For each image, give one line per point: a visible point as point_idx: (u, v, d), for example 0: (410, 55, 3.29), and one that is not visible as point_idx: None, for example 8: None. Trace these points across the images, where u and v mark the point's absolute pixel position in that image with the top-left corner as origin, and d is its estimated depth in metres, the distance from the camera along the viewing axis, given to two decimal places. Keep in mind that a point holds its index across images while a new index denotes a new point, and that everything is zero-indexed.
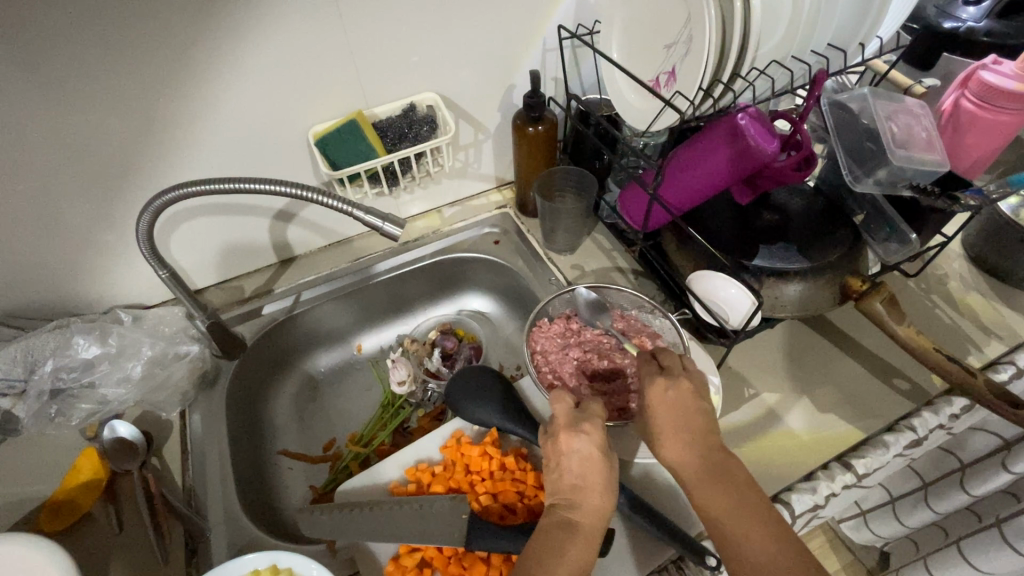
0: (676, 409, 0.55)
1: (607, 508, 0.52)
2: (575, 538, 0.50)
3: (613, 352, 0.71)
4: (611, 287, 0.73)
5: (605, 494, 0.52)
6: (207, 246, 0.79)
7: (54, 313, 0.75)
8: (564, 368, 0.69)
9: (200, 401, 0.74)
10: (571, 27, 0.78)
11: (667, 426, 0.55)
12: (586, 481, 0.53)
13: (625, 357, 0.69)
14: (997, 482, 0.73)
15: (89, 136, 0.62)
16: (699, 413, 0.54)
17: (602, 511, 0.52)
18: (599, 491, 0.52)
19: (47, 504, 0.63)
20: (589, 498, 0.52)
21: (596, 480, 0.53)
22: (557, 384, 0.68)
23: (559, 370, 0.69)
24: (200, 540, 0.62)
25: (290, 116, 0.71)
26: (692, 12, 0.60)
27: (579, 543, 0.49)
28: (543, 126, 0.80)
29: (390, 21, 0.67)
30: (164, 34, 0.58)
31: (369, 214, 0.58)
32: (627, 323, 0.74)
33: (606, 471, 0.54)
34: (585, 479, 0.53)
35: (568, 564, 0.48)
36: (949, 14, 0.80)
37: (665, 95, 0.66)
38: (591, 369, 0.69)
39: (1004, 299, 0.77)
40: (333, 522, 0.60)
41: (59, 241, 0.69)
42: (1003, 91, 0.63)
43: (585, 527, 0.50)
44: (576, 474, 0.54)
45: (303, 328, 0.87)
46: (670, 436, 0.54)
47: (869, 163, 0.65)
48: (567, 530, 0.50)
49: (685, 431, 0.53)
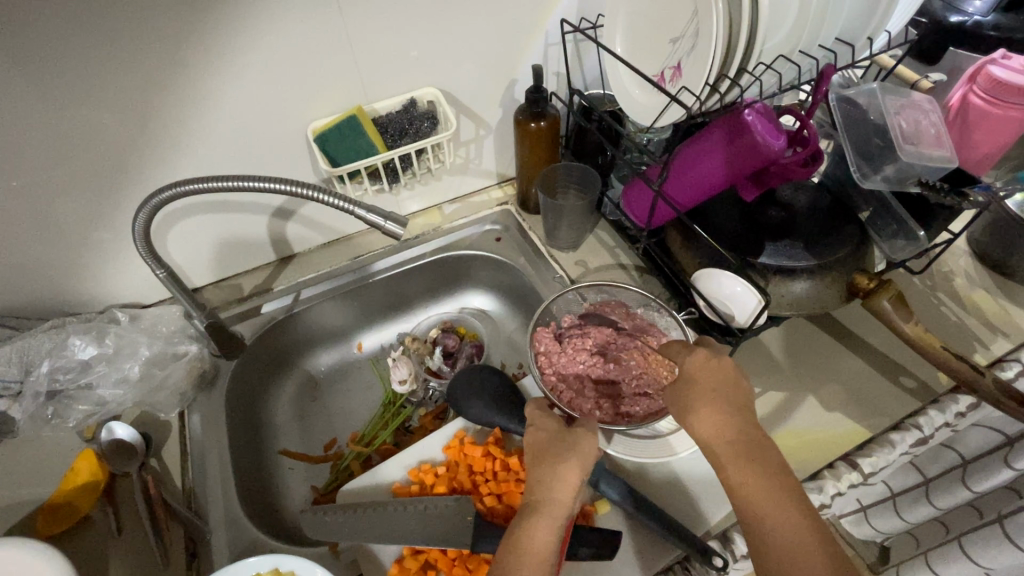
0: (715, 387, 0.53)
1: (575, 480, 0.52)
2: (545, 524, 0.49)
3: (621, 349, 0.70)
4: (619, 285, 0.73)
5: (575, 470, 0.53)
6: (203, 243, 0.78)
7: (50, 312, 0.74)
8: (570, 370, 0.68)
9: (199, 401, 0.73)
10: (574, 21, 0.76)
11: (708, 404, 0.52)
12: (551, 464, 0.53)
13: (633, 354, 0.69)
14: (999, 478, 0.72)
15: (83, 131, 0.60)
16: (736, 395, 0.52)
17: (566, 490, 0.51)
18: (558, 465, 0.53)
19: (44, 507, 0.62)
20: (557, 477, 0.52)
21: (568, 461, 0.53)
22: (562, 386, 0.67)
23: (564, 371, 0.68)
24: (200, 543, 0.61)
25: (288, 112, 0.70)
26: (699, 5, 0.59)
27: (546, 527, 0.49)
28: (545, 122, 0.79)
29: (389, 15, 0.66)
30: (160, 29, 0.57)
31: (370, 212, 0.57)
32: (634, 322, 0.73)
33: (566, 452, 0.54)
34: (543, 461, 0.54)
35: (538, 551, 0.48)
36: (956, 7, 0.78)
37: (671, 90, 0.65)
38: (596, 372, 0.69)
39: (1009, 295, 0.77)
40: (336, 524, 0.58)
41: (54, 239, 0.67)
42: (1009, 85, 0.63)
43: (547, 508, 0.50)
44: (542, 460, 0.54)
45: (303, 326, 0.86)
46: (706, 414, 0.51)
47: (877, 159, 0.65)
48: (529, 509, 0.51)
49: (721, 401, 0.52)
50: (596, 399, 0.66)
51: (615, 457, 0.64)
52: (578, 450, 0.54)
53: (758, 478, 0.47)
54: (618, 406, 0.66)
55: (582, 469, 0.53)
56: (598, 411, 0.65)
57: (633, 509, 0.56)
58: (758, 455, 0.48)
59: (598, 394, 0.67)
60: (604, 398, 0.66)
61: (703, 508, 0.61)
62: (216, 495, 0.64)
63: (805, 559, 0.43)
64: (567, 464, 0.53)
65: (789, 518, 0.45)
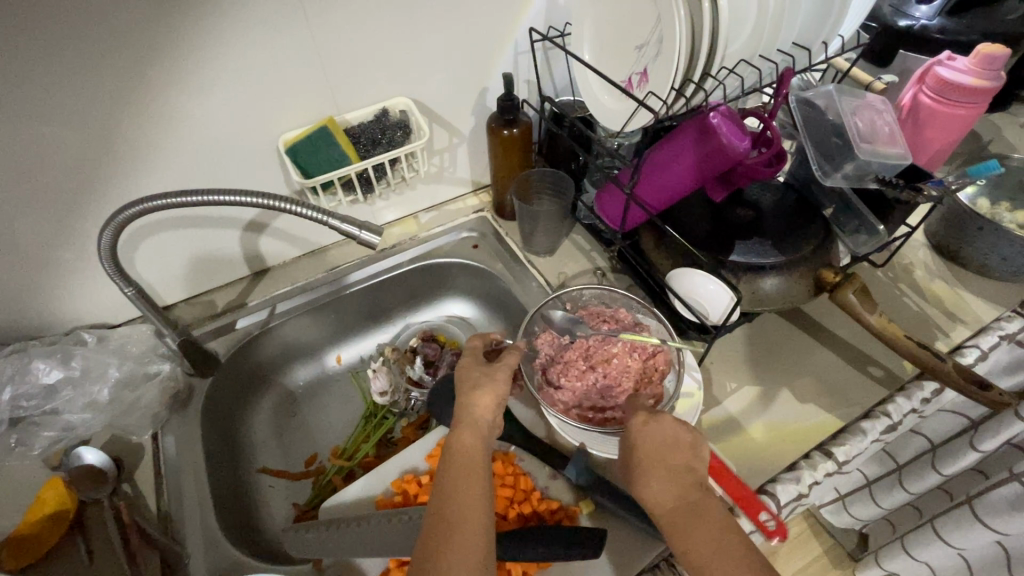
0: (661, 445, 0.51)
1: (494, 404, 0.56)
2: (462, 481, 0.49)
3: (604, 345, 0.68)
4: (570, 288, 0.73)
5: (492, 388, 0.56)
6: (174, 259, 0.76)
7: (11, 336, 0.71)
8: (588, 396, 0.65)
9: (172, 422, 0.70)
10: (542, 29, 0.77)
11: (653, 467, 0.50)
12: (468, 425, 0.54)
13: (617, 346, 0.67)
14: (966, 461, 0.75)
15: (43, 146, 0.59)
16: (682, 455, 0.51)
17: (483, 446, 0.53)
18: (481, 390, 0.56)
19: (7, 541, 0.58)
20: (471, 400, 0.55)
21: (478, 403, 0.55)
22: (598, 413, 0.64)
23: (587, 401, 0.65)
24: (178, 567, 0.59)
25: (259, 124, 0.69)
26: (661, 12, 0.60)
27: (469, 436, 0.53)
28: (517, 129, 0.80)
29: (356, 25, 0.66)
30: (122, 40, 0.55)
31: (345, 222, 0.57)
32: (595, 314, 0.72)
33: (495, 387, 0.57)
34: (469, 402, 0.55)
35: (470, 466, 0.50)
36: (904, 12, 0.82)
37: (638, 95, 0.67)
38: (606, 376, 0.66)
39: (967, 285, 0.80)
40: (319, 541, 0.57)
41: (15, 259, 0.65)
42: (958, 86, 0.67)
43: (472, 424, 0.54)
44: (458, 418, 0.55)
45: (278, 341, 0.84)
46: (653, 483, 0.49)
47: (836, 158, 0.67)
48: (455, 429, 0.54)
49: (664, 464, 0.50)
50: (595, 402, 0.65)
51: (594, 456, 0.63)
52: (492, 375, 0.58)
53: (709, 543, 0.44)
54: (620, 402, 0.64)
55: (500, 388, 0.57)
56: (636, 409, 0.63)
57: (617, 505, 0.56)
58: (703, 520, 0.46)
59: (594, 397, 0.65)
60: (602, 399, 0.65)
61: None
62: (193, 516, 0.62)
63: None
64: (487, 418, 0.55)
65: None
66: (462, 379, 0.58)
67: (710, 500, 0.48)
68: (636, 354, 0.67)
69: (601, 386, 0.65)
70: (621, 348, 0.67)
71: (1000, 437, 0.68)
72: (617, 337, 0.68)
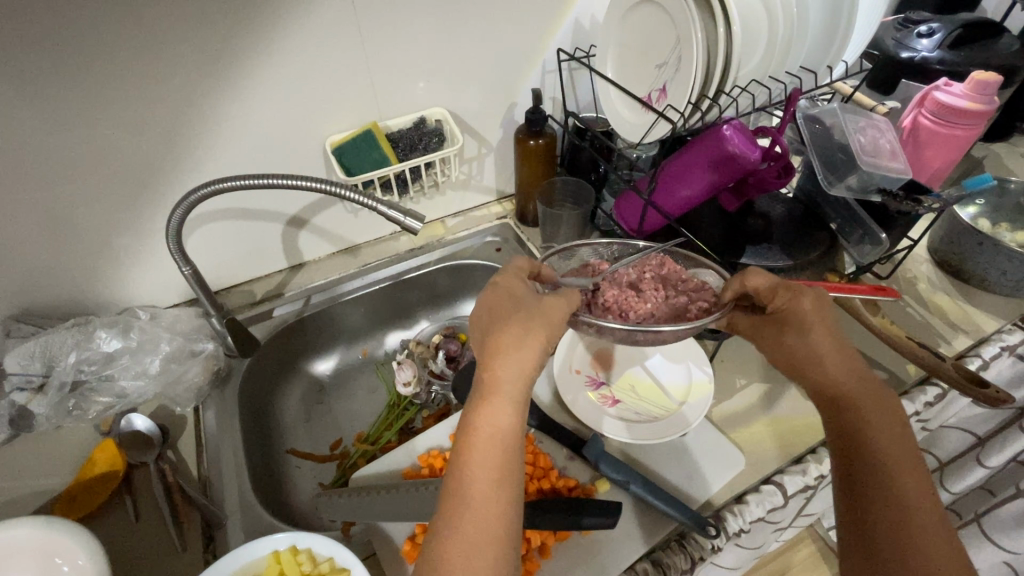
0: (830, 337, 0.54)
1: (530, 368, 0.48)
2: (489, 464, 0.44)
3: (622, 275, 0.62)
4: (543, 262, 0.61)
5: (528, 351, 0.48)
6: (224, 249, 0.82)
7: (72, 312, 0.77)
8: (664, 306, 0.59)
9: (213, 397, 0.75)
10: (569, 49, 0.85)
11: (825, 355, 0.53)
12: (502, 394, 0.47)
13: (629, 269, 0.63)
14: (976, 475, 0.84)
15: (124, 135, 0.66)
16: (855, 361, 0.53)
17: (514, 420, 0.46)
18: (515, 351, 0.48)
19: (62, 495, 0.64)
20: (504, 363, 0.48)
21: (511, 368, 0.48)
22: (691, 313, 0.59)
23: (672, 311, 0.59)
24: (217, 528, 0.63)
25: (310, 126, 0.76)
26: (680, 35, 0.67)
27: (501, 408, 0.46)
28: (542, 139, 0.87)
29: (404, 41, 0.73)
30: (199, 43, 0.63)
31: (392, 209, 0.63)
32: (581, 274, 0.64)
33: (534, 350, 0.49)
34: (500, 365, 0.48)
35: (502, 445, 0.45)
36: (907, 45, 0.89)
37: (657, 109, 0.73)
38: (654, 287, 0.61)
39: (969, 299, 0.84)
40: (351, 505, 0.61)
41: (86, 239, 0.72)
42: (954, 109, 0.73)
43: (506, 393, 0.47)
44: (490, 383, 0.48)
45: (310, 330, 0.89)
46: (830, 362, 0.53)
47: (841, 170, 0.72)
48: (479, 395, 0.47)
49: (838, 354, 0.53)
50: (676, 309, 0.59)
51: (608, 438, 0.68)
52: (528, 329, 0.49)
53: (882, 424, 0.49)
54: (690, 300, 0.60)
55: (536, 350, 0.49)
56: (704, 296, 0.61)
57: (629, 482, 0.60)
58: (876, 404, 0.50)
59: (670, 306, 0.59)
60: (674, 307, 0.60)
61: (691, 486, 0.64)
62: (230, 483, 0.66)
63: (906, 485, 0.46)
64: (519, 387, 0.48)
65: (905, 487, 0.46)
66: (495, 327, 0.50)
67: (881, 392, 0.51)
68: (650, 268, 0.64)
69: (661, 295, 0.60)
70: (637, 272, 0.63)
71: (1005, 453, 0.78)
72: (624, 265, 0.63)
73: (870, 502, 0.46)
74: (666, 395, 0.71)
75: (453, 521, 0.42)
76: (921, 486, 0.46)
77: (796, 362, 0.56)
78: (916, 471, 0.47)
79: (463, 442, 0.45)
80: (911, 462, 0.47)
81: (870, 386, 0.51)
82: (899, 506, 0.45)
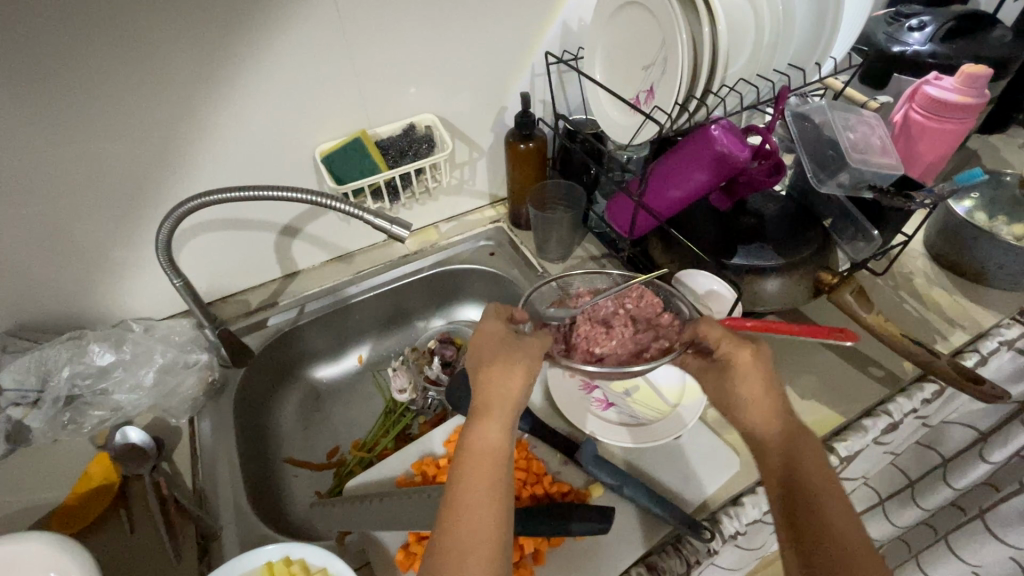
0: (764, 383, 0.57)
1: (524, 388, 0.50)
2: (483, 477, 0.45)
3: (598, 308, 0.66)
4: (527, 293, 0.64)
5: (522, 374, 0.50)
6: (216, 260, 0.82)
7: (66, 326, 0.78)
8: (629, 345, 0.64)
9: (208, 408, 0.75)
10: (557, 52, 0.85)
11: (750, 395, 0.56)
12: (496, 414, 0.48)
13: (609, 301, 0.66)
14: (979, 470, 0.82)
15: (111, 150, 0.66)
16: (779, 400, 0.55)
17: (508, 438, 0.48)
18: (510, 373, 0.50)
19: (58, 510, 0.64)
20: (499, 385, 0.49)
21: (507, 387, 0.49)
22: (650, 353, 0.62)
23: (635, 350, 0.63)
24: (212, 539, 0.62)
25: (298, 135, 0.76)
26: (666, 35, 0.67)
27: (496, 426, 0.48)
28: (533, 143, 0.86)
29: (389, 48, 0.73)
30: (183, 56, 0.63)
31: (378, 217, 0.63)
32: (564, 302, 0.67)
33: (527, 371, 0.50)
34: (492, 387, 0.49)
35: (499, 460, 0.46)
36: (898, 39, 0.88)
37: (645, 110, 0.73)
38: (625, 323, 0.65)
39: (966, 293, 0.83)
40: (346, 514, 0.62)
41: (77, 253, 0.72)
42: (945, 103, 0.72)
43: (499, 413, 0.48)
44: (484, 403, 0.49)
45: (305, 339, 0.89)
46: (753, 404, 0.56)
47: (831, 167, 0.72)
48: (478, 413, 0.48)
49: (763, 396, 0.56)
50: (639, 348, 0.63)
51: (601, 443, 0.67)
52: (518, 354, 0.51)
53: (805, 458, 0.51)
54: (652, 337, 0.64)
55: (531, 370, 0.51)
56: (667, 334, 0.64)
57: (622, 486, 0.60)
58: (799, 441, 0.52)
59: (635, 344, 0.64)
60: (638, 345, 0.64)
61: (686, 489, 0.64)
62: (226, 494, 0.66)
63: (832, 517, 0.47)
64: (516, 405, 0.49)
65: (834, 518, 0.47)
66: (489, 351, 0.52)
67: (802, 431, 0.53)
68: (629, 300, 0.67)
69: (628, 334, 0.64)
70: (615, 304, 0.67)
71: (1007, 449, 0.77)
72: (603, 298, 0.66)
73: (806, 536, 0.46)
74: (660, 398, 0.71)
75: (452, 534, 0.42)
76: (853, 520, 0.47)
77: (728, 406, 0.59)
78: (841, 502, 0.48)
79: (460, 461, 0.46)
80: (835, 493, 0.49)
81: (797, 427, 0.54)
82: (829, 538, 0.46)
